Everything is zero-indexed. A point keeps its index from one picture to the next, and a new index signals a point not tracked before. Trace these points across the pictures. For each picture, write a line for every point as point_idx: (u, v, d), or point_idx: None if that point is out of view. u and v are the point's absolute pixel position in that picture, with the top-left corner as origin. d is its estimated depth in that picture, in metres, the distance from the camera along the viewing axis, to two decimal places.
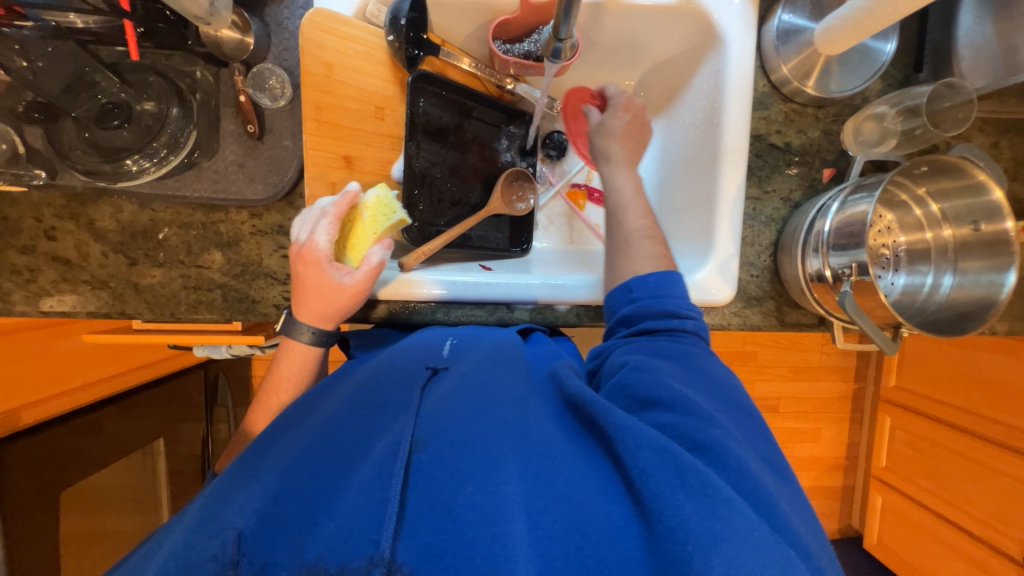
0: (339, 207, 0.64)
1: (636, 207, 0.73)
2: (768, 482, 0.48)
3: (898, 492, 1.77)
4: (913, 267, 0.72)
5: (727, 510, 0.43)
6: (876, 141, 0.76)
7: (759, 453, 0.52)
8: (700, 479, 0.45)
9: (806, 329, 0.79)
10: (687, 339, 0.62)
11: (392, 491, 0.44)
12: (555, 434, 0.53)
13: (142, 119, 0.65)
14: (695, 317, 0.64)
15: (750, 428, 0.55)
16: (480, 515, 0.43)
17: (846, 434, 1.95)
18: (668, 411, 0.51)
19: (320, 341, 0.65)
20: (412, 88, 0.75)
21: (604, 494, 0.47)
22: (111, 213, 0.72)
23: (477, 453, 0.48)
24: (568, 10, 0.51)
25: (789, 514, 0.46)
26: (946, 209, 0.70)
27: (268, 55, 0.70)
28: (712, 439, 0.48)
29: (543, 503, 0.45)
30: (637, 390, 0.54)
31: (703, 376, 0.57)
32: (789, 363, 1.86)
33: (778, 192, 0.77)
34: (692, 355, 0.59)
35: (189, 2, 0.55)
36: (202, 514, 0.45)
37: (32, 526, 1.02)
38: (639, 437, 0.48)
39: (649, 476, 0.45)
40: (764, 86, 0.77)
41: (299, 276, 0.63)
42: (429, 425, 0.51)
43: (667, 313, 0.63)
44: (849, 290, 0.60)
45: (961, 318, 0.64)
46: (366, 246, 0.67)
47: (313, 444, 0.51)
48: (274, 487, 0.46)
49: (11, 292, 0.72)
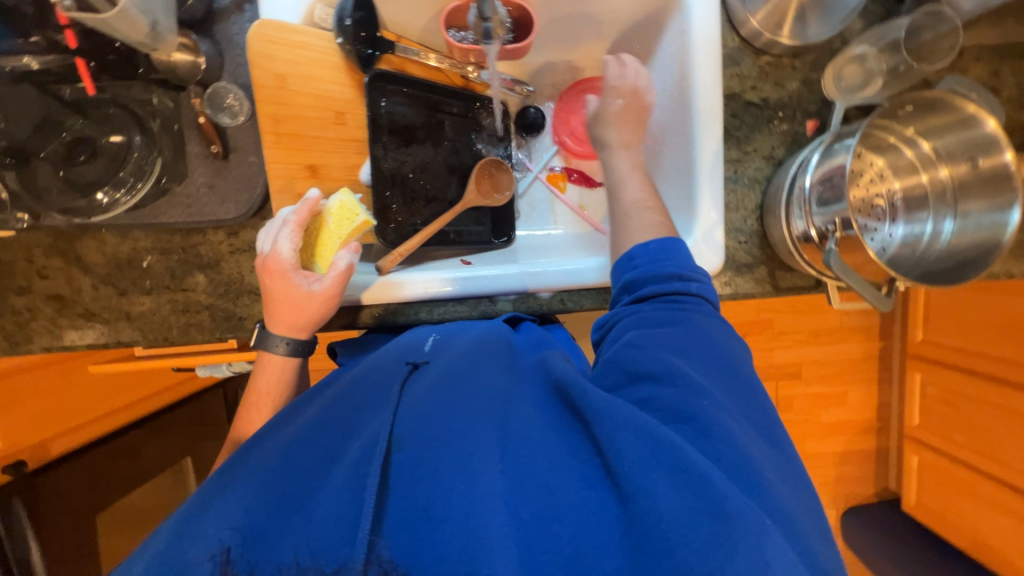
0: (300, 215, 0.64)
1: (635, 180, 0.70)
2: (757, 454, 0.45)
3: (935, 450, 1.71)
4: (911, 216, 0.69)
5: (706, 487, 0.41)
6: (860, 84, 0.71)
7: (755, 423, 0.49)
8: (677, 456, 0.43)
9: (804, 291, 0.76)
10: (692, 302, 0.57)
11: (368, 492, 0.44)
12: (535, 419, 0.51)
13: (108, 152, 0.67)
14: (700, 279, 0.59)
15: (751, 394, 0.51)
16: (456, 510, 0.43)
17: (875, 394, 1.88)
18: (659, 385, 0.48)
19: (296, 351, 0.65)
20: (371, 88, 0.74)
21: (582, 479, 0.45)
22: (96, 246, 0.74)
23: (454, 446, 0.47)
24: None
25: (778, 486, 0.44)
26: (938, 146, 0.66)
27: (223, 73, 0.70)
28: (697, 411, 0.46)
29: (520, 493, 0.45)
30: (626, 364, 0.52)
31: (705, 343, 0.53)
32: (808, 327, 1.79)
33: (759, 151, 0.74)
34: (698, 319, 0.55)
35: (130, 32, 0.56)
36: (183, 526, 0.45)
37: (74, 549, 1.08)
38: (617, 417, 0.46)
39: (626, 457, 0.44)
40: (734, 41, 0.73)
41: (267, 287, 0.63)
42: (406, 422, 0.50)
43: (668, 277, 0.58)
44: (835, 248, 0.57)
45: (961, 265, 0.60)
46: (332, 251, 0.67)
47: (291, 452, 0.50)
48: (255, 494, 0.45)
49: (14, 332, 0.75)
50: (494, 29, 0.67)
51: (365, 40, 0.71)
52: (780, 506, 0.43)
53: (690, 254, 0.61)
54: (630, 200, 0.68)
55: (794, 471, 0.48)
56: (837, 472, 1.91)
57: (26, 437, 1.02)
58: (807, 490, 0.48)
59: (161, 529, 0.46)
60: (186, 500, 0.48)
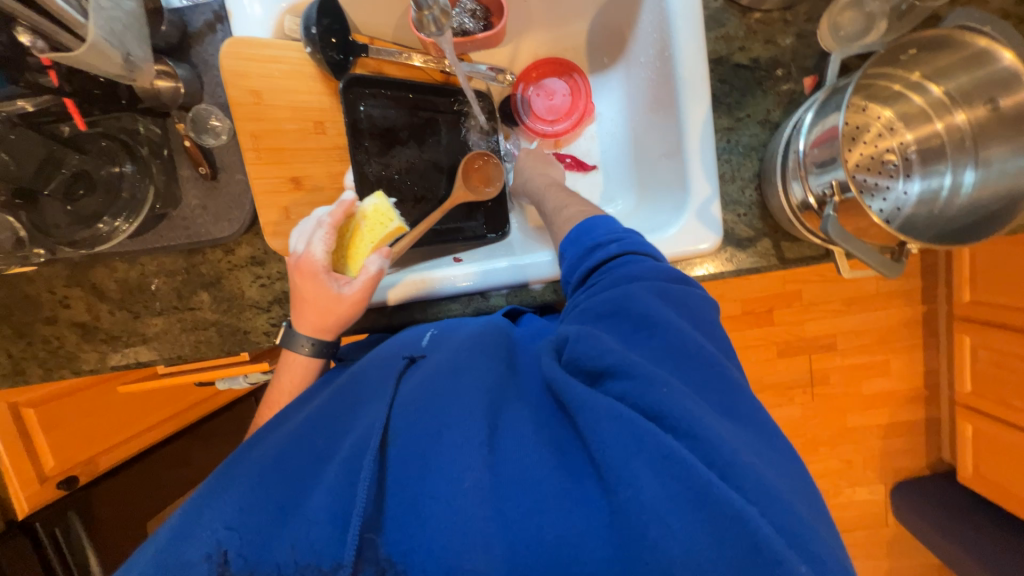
0: (336, 216, 0.64)
1: (550, 191, 0.75)
2: (731, 437, 0.42)
3: (992, 418, 1.58)
4: (927, 170, 0.63)
5: (691, 473, 0.39)
6: (862, 31, 0.66)
7: (719, 403, 0.46)
8: (657, 442, 0.40)
9: (814, 261, 0.71)
10: (617, 264, 0.56)
11: (359, 492, 0.42)
12: (525, 412, 0.48)
13: (106, 183, 0.70)
14: (619, 238, 0.58)
15: (718, 371, 0.47)
16: (443, 507, 0.41)
17: (920, 361, 1.76)
18: (618, 380, 0.45)
19: (320, 352, 0.66)
20: (347, 94, 0.73)
21: (567, 470, 0.43)
22: (108, 274, 0.78)
23: (438, 441, 0.44)
24: None
25: (757, 464, 0.41)
26: (950, 89, 0.60)
27: (203, 95, 0.72)
28: (660, 401, 0.43)
29: (506, 487, 0.42)
30: (581, 361, 0.48)
31: (650, 327, 0.50)
32: (840, 295, 1.69)
33: (753, 116, 0.69)
34: (631, 287, 0.53)
35: (105, 66, 0.58)
36: (175, 531, 0.43)
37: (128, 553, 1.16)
38: (594, 406, 0.43)
39: (607, 446, 0.41)
40: (717, 1, 0.68)
41: (298, 287, 0.64)
42: (399, 417, 0.48)
43: (586, 249, 0.59)
44: (833, 213, 0.53)
45: (989, 218, 0.54)
46: (364, 254, 0.68)
47: (283, 451, 0.48)
48: (248, 495, 0.44)
49: (46, 360, 0.80)
50: None
51: (337, 45, 0.70)
52: (762, 483, 0.40)
53: (611, 222, 0.61)
54: (551, 200, 0.73)
55: (767, 430, 0.47)
56: (882, 446, 1.81)
57: (76, 453, 1.11)
58: (793, 456, 0.47)
59: (161, 530, 0.45)
60: (189, 497, 0.47)
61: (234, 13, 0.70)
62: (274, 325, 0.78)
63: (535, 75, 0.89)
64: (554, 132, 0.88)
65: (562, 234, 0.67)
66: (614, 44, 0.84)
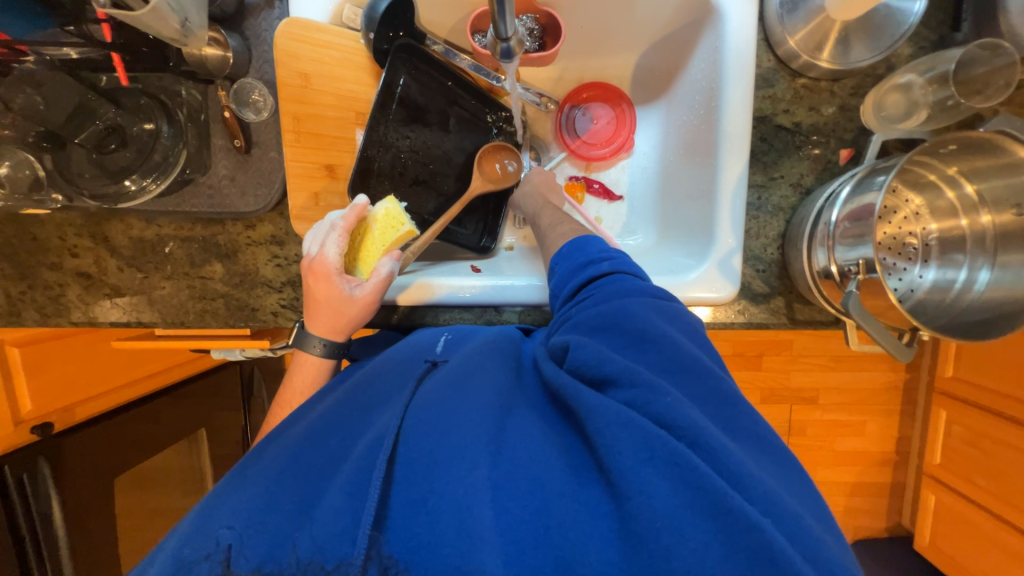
0: (348, 219, 0.65)
1: (546, 209, 0.75)
2: (738, 453, 0.42)
3: (955, 491, 1.63)
4: (944, 262, 0.65)
5: (702, 481, 0.39)
6: (901, 116, 0.67)
7: (716, 419, 0.46)
8: (667, 448, 0.41)
9: (821, 326, 0.73)
10: (608, 279, 0.58)
11: (371, 489, 0.43)
12: (533, 419, 0.50)
13: (138, 140, 0.69)
14: (610, 257, 0.61)
15: (713, 388, 0.48)
16: (449, 506, 0.42)
17: (895, 427, 1.80)
18: (621, 389, 0.47)
19: (331, 353, 0.66)
20: (391, 61, 0.72)
21: (577, 476, 0.44)
22: (123, 230, 0.77)
23: (439, 438, 0.46)
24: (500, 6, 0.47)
25: (764, 477, 0.41)
26: (983, 190, 0.62)
27: (250, 69, 0.72)
28: (664, 410, 0.44)
29: (514, 487, 0.43)
30: (581, 371, 0.50)
31: (647, 341, 0.50)
32: (829, 352, 1.72)
33: (786, 178, 0.71)
34: (617, 303, 0.54)
35: (160, 28, 0.57)
36: (198, 524, 0.45)
37: (92, 508, 1.14)
38: (603, 411, 0.45)
39: (616, 450, 0.42)
40: (769, 61, 0.70)
41: (310, 288, 0.64)
42: (410, 418, 0.49)
43: (580, 266, 0.61)
44: (855, 291, 0.55)
45: (999, 317, 0.57)
46: (374, 257, 0.68)
47: (298, 448, 0.50)
48: (263, 495, 0.46)
49: (45, 306, 0.79)
50: (514, 46, 0.55)
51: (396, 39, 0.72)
52: (768, 493, 0.40)
53: (601, 244, 0.64)
54: (545, 217, 0.74)
55: (777, 452, 0.47)
56: (847, 503, 1.85)
57: (54, 401, 1.08)
58: (804, 486, 0.46)
59: (176, 529, 0.46)
60: (201, 499, 0.49)
61: None
62: (284, 306, 0.78)
63: (585, 96, 0.89)
64: (597, 157, 0.89)
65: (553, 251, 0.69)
66: (661, 81, 0.85)
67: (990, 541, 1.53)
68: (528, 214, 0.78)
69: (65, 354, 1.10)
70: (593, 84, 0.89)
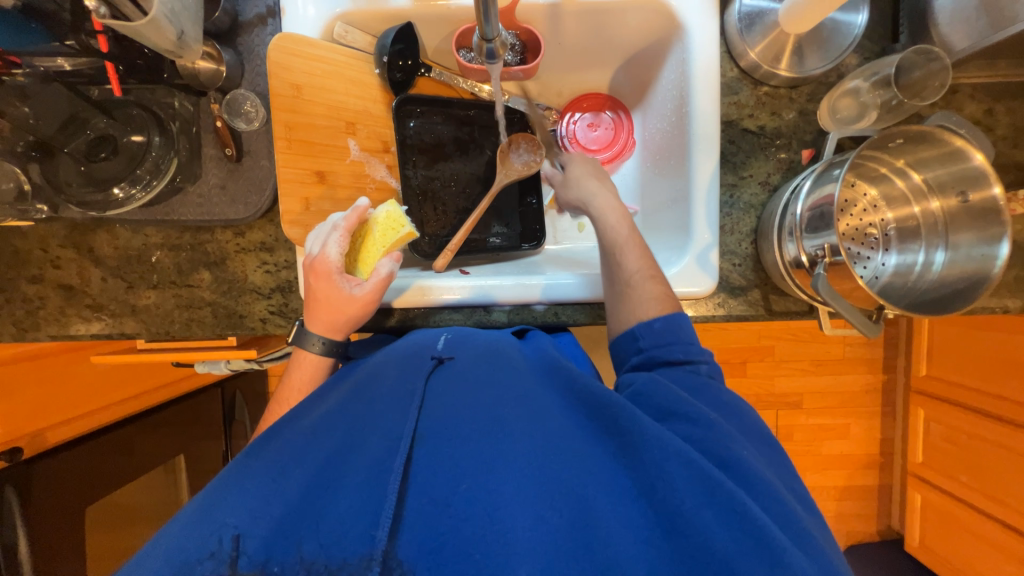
0: (350, 220, 0.66)
1: (632, 247, 0.68)
2: (795, 506, 0.46)
3: (940, 490, 1.66)
4: (904, 246, 0.70)
5: (760, 529, 0.41)
6: (856, 117, 0.73)
7: (782, 479, 0.50)
8: (728, 493, 0.44)
9: (797, 316, 0.76)
10: (700, 371, 0.58)
11: (389, 491, 0.44)
12: (563, 428, 0.51)
13: (128, 150, 0.70)
14: (708, 360, 0.59)
15: (778, 458, 0.52)
16: (483, 512, 0.44)
17: (878, 429, 1.84)
18: (685, 425, 0.50)
19: (330, 351, 0.67)
20: (397, 111, 0.79)
21: (618, 496, 0.46)
22: (109, 240, 0.76)
23: (478, 445, 0.48)
24: (487, 11, 0.51)
25: (806, 522, 0.45)
26: (929, 178, 0.68)
27: (242, 81, 0.74)
28: (735, 454, 0.47)
29: (552, 499, 0.44)
30: (655, 402, 0.53)
31: (725, 408, 0.54)
32: (809, 357, 1.77)
33: (755, 177, 0.76)
34: (705, 381, 0.56)
35: (157, 39, 0.59)
36: (203, 511, 0.45)
37: (58, 542, 1.07)
38: (668, 447, 0.46)
39: (677, 490, 0.44)
40: (732, 71, 0.76)
41: (311, 286, 0.65)
42: (430, 420, 0.51)
43: (677, 364, 0.58)
44: (823, 273, 0.59)
45: (954, 295, 0.62)
46: (374, 259, 0.70)
47: (306, 443, 0.50)
48: (274, 488, 0.46)
49: (23, 320, 0.77)
50: (497, 49, 0.60)
51: (407, 67, 0.78)
52: (803, 530, 0.44)
53: (693, 330, 0.60)
54: (632, 259, 0.66)
55: (818, 512, 0.50)
56: (839, 508, 1.87)
57: (24, 425, 1.03)
58: (818, 514, 0.50)
59: (178, 516, 0.47)
60: (206, 488, 0.49)
61: (287, 10, 0.73)
62: (272, 312, 0.78)
63: (585, 105, 0.93)
64: (594, 161, 0.92)
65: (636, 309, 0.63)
66: (639, 92, 0.90)
67: (977, 537, 1.55)
68: (609, 243, 0.69)
69: (40, 375, 1.07)
70: (589, 95, 0.93)
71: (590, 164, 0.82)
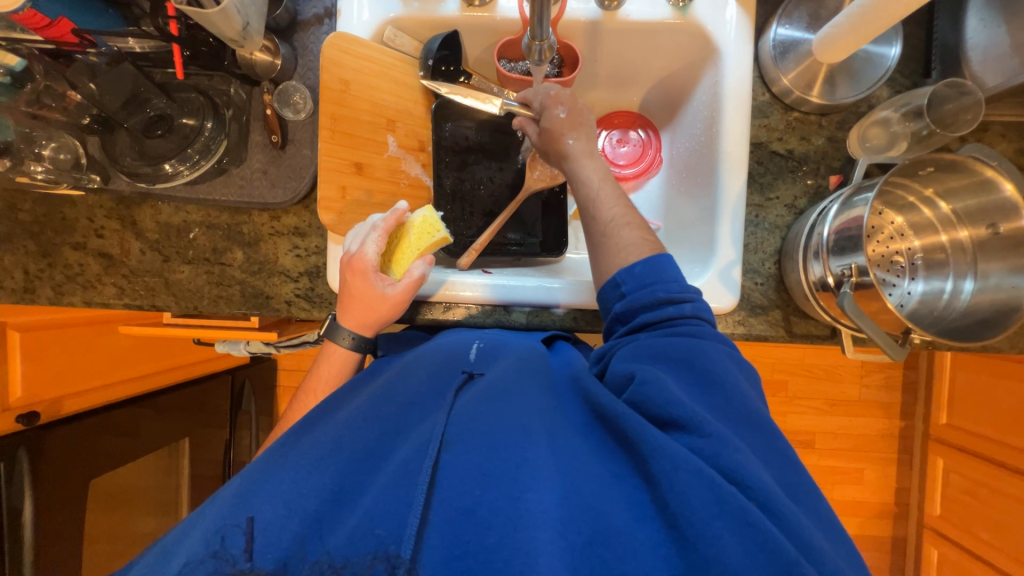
0: (388, 222, 0.68)
1: (608, 194, 0.67)
2: (807, 525, 0.44)
3: (958, 546, 1.58)
4: (930, 274, 0.70)
5: (775, 545, 0.41)
6: (885, 146, 0.74)
7: (781, 481, 0.48)
8: (741, 509, 0.42)
9: (819, 341, 0.76)
10: (687, 325, 0.58)
11: (417, 493, 0.46)
12: (581, 442, 0.51)
13: (181, 130, 0.74)
14: (692, 299, 0.60)
15: (785, 456, 0.50)
16: (503, 521, 0.44)
17: (893, 477, 1.77)
18: (688, 435, 0.48)
19: (359, 346, 0.68)
20: (436, 114, 0.84)
21: (634, 511, 0.45)
22: (152, 215, 0.80)
23: (503, 453, 0.48)
24: (542, 10, 0.54)
25: (827, 549, 0.43)
26: (957, 208, 0.69)
27: (294, 75, 0.79)
28: (740, 470, 0.45)
29: (572, 514, 0.44)
30: (650, 409, 0.51)
31: (716, 386, 0.53)
32: (824, 396, 1.73)
33: (781, 199, 0.77)
34: (693, 342, 0.56)
35: (225, 28, 0.63)
36: (241, 495, 0.47)
37: (61, 514, 1.07)
38: (678, 460, 0.45)
39: (689, 502, 0.43)
40: (764, 96, 0.78)
41: (347, 283, 0.67)
42: (458, 425, 0.51)
43: (660, 302, 0.59)
44: (849, 291, 0.59)
45: (984, 323, 0.62)
46: (408, 261, 0.71)
47: (337, 438, 0.52)
48: (306, 480, 0.48)
49: (61, 284, 0.80)
50: (545, 50, 0.62)
51: (447, 73, 0.81)
52: (812, 546, 0.43)
53: (677, 274, 0.61)
54: (607, 206, 0.66)
55: (826, 518, 0.48)
56: None
57: (43, 391, 1.06)
58: (832, 525, 0.48)
59: (221, 494, 0.50)
60: (244, 470, 0.52)
61: (343, 12, 0.78)
62: (298, 296, 0.80)
63: (618, 121, 0.96)
64: (619, 175, 0.94)
65: (618, 261, 0.64)
66: (669, 113, 0.92)
67: None
68: (583, 193, 0.68)
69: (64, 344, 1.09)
70: (620, 113, 0.96)
71: (567, 108, 0.72)
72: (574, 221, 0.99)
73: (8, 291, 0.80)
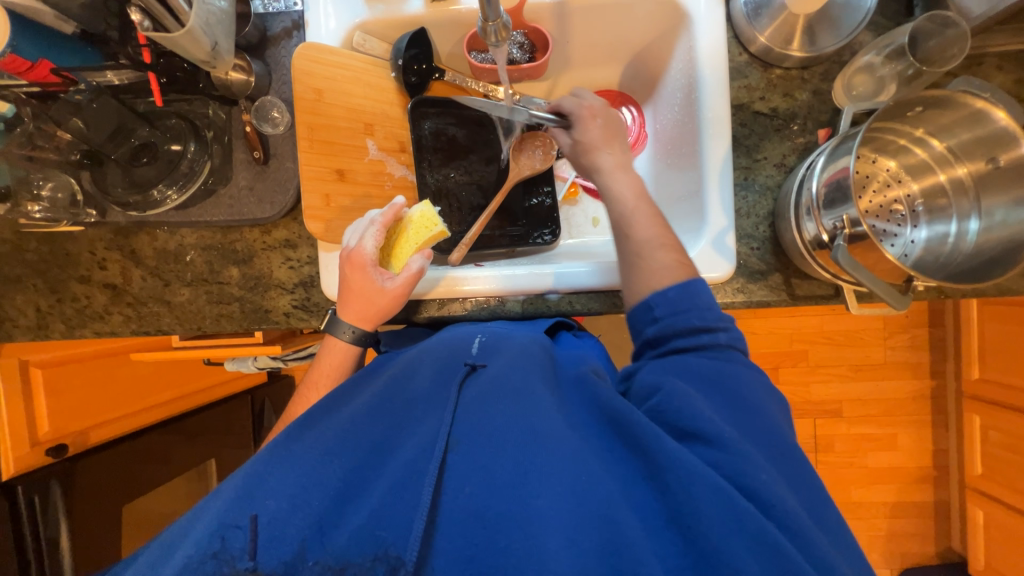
0: (387, 216, 0.69)
1: (641, 214, 0.66)
2: (827, 548, 0.45)
3: (1004, 506, 1.52)
4: (933, 219, 0.68)
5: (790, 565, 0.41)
6: (873, 92, 0.72)
7: (809, 508, 0.48)
8: (759, 529, 0.42)
9: (823, 301, 0.74)
10: (723, 354, 0.56)
11: (423, 495, 0.46)
12: (587, 441, 0.50)
13: (165, 156, 0.75)
14: (728, 327, 0.58)
15: (812, 489, 0.49)
16: (514, 526, 0.44)
17: (929, 439, 1.71)
18: (709, 448, 0.47)
19: (359, 340, 0.69)
20: (414, 112, 0.83)
21: (647, 523, 0.45)
22: (149, 242, 0.82)
23: (514, 455, 0.48)
24: None
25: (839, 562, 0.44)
26: (951, 145, 0.66)
27: (270, 90, 0.80)
28: (766, 490, 0.45)
29: (580, 516, 0.44)
30: (674, 420, 0.50)
31: (744, 407, 0.52)
32: (846, 362, 1.67)
33: (770, 159, 0.75)
34: (725, 364, 0.55)
35: (194, 51, 0.65)
36: (244, 490, 0.48)
37: (95, 544, 1.11)
38: (696, 474, 0.45)
39: (707, 520, 0.43)
40: (741, 56, 0.76)
41: (346, 277, 0.68)
42: (464, 425, 0.51)
43: (695, 330, 0.57)
44: (844, 244, 0.56)
45: (989, 264, 0.59)
46: (407, 254, 0.72)
47: (342, 437, 0.52)
48: (310, 477, 0.48)
49: (70, 316, 0.83)
50: (501, 31, 0.61)
51: (421, 71, 0.82)
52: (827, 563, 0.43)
53: (711, 299, 0.59)
54: (641, 228, 0.65)
55: (846, 542, 0.48)
56: (888, 526, 1.74)
57: (69, 424, 1.10)
58: (838, 527, 0.49)
59: (229, 481, 0.51)
60: (249, 461, 0.52)
61: (310, 23, 0.79)
62: (296, 306, 0.81)
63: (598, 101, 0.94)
64: None
65: (646, 283, 0.62)
66: (649, 87, 0.91)
67: None
68: (617, 211, 0.67)
69: (83, 377, 1.14)
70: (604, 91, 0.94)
71: (601, 125, 0.72)
72: (565, 206, 0.98)
73: (23, 330, 0.83)
